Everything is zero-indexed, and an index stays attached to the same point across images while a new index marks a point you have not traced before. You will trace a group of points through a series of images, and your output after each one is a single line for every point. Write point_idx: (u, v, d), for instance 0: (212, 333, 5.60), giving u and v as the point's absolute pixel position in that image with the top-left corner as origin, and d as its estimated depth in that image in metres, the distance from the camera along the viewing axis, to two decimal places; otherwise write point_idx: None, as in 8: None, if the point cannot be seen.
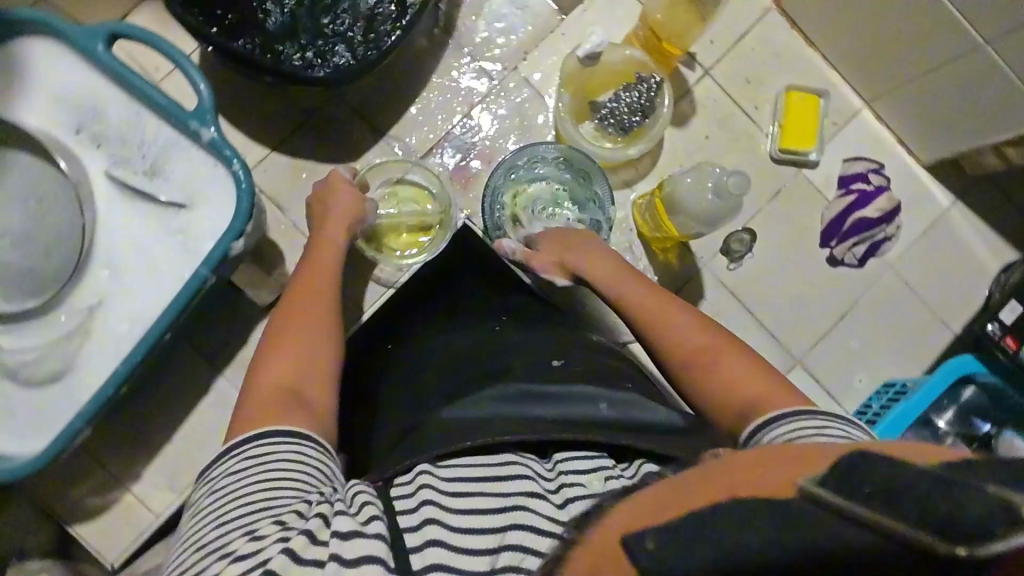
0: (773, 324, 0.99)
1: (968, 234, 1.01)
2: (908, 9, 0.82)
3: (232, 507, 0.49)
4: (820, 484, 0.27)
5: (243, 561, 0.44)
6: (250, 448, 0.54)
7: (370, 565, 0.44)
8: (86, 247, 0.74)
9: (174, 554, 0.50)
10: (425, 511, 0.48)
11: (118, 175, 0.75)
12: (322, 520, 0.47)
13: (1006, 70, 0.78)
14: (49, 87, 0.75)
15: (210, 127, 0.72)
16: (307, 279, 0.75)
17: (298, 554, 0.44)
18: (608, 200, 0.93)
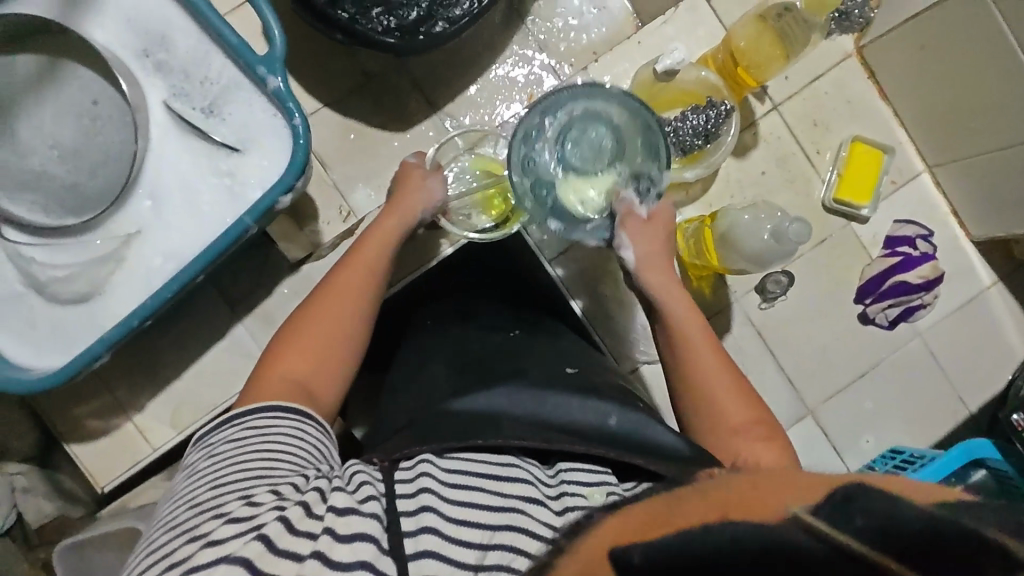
0: (793, 370, 0.98)
1: (1004, 315, 1.00)
2: (996, 79, 0.81)
3: (230, 473, 0.50)
4: (814, 511, 0.28)
5: (238, 523, 0.44)
6: (253, 421, 0.55)
7: (363, 543, 0.44)
8: (134, 173, 0.72)
9: (165, 517, 0.49)
10: (424, 498, 0.48)
11: (175, 106, 0.73)
12: (319, 494, 0.48)
13: None
14: (120, 6, 0.73)
15: (278, 77, 0.71)
16: (348, 266, 0.74)
17: (294, 523, 0.44)
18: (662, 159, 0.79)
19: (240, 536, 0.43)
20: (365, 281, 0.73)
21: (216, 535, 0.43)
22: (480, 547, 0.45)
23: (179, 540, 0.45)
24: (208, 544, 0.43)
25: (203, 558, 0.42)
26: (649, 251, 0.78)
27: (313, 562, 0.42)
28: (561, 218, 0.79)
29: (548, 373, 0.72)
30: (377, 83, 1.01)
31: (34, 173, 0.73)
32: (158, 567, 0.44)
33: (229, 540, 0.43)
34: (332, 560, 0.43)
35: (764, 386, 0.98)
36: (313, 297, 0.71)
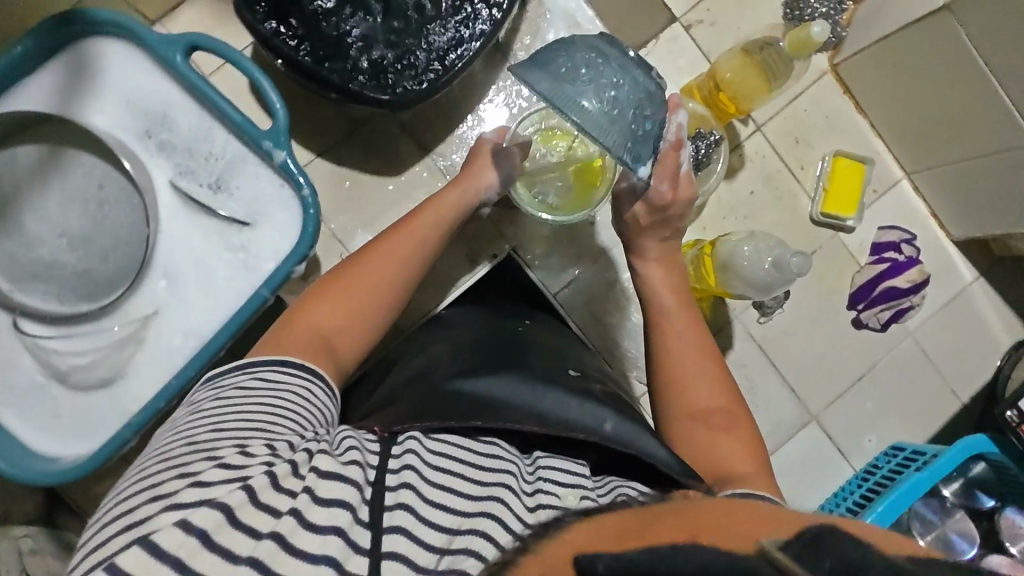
0: (794, 379, 1.02)
1: (986, 308, 1.05)
2: (961, 94, 0.86)
3: (231, 418, 0.50)
4: (780, 548, 0.30)
5: (227, 470, 0.44)
6: (266, 371, 0.55)
7: (340, 509, 0.43)
8: (148, 258, 0.73)
9: (161, 446, 0.49)
10: (405, 475, 0.47)
11: (181, 185, 0.74)
12: (308, 455, 0.47)
13: None
14: (118, 93, 0.73)
15: (284, 150, 0.72)
16: (400, 234, 0.74)
17: (279, 479, 0.44)
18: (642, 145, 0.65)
19: (226, 483, 0.43)
20: (407, 253, 0.73)
21: (204, 477, 0.43)
22: (451, 529, 0.44)
23: (169, 473, 0.45)
24: (195, 485, 0.43)
25: (188, 496, 0.42)
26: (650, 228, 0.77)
27: (289, 522, 0.42)
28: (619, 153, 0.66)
29: (552, 371, 0.70)
30: (365, 129, 1.02)
31: (44, 263, 0.72)
32: (144, 494, 0.44)
33: (217, 485, 0.43)
34: (307, 521, 0.42)
35: (768, 397, 1.01)
36: (338, 268, 0.71)
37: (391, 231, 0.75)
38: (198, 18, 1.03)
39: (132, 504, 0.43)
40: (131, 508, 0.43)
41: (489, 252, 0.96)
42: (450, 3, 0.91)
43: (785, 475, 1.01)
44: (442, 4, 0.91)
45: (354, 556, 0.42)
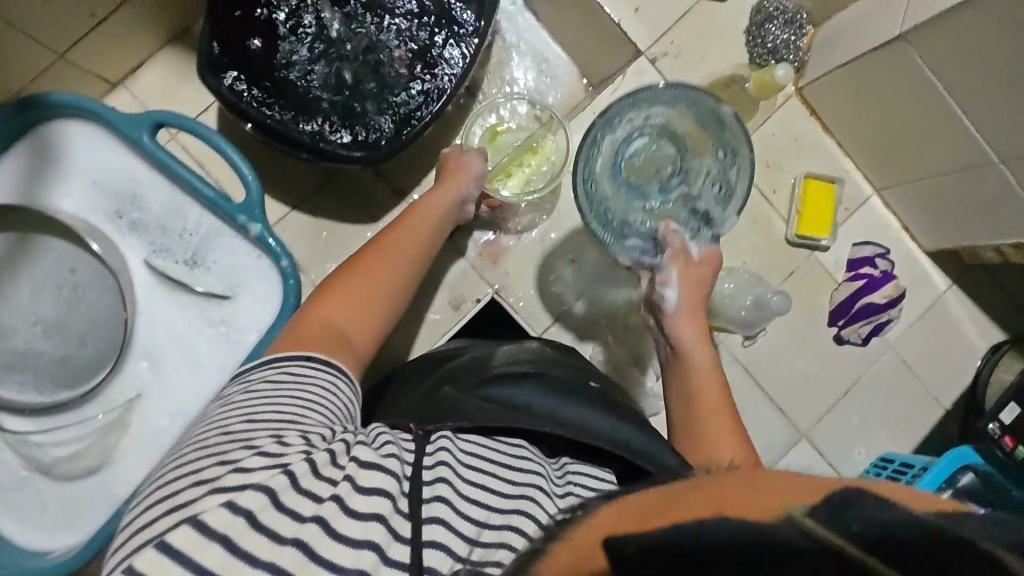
0: (780, 399, 1.05)
1: (961, 314, 1.07)
2: (921, 113, 0.87)
3: (263, 410, 0.50)
4: (810, 516, 0.27)
5: (266, 458, 0.45)
6: (295, 365, 0.57)
7: (381, 498, 0.45)
8: (127, 342, 0.72)
9: (197, 437, 0.50)
10: (440, 470, 0.49)
11: (156, 264, 0.73)
12: (344, 446, 0.48)
13: (1004, 172, 0.83)
14: (84, 177, 0.72)
15: (258, 223, 0.71)
16: (400, 233, 0.76)
17: (319, 467, 0.45)
18: (712, 205, 0.70)
19: (266, 469, 0.44)
20: (413, 252, 0.75)
21: (245, 463, 0.44)
22: (486, 521, 0.47)
23: (207, 461, 0.45)
24: (236, 470, 0.43)
25: (231, 481, 0.42)
26: (691, 288, 0.71)
27: (331, 507, 0.43)
28: (686, 198, 0.71)
29: (574, 380, 0.72)
30: (340, 178, 1.05)
31: (18, 353, 0.69)
32: (185, 480, 0.44)
33: (257, 471, 0.43)
34: (349, 507, 0.43)
35: (757, 419, 1.04)
36: (351, 263, 0.72)
37: (392, 225, 0.77)
38: (162, 77, 1.03)
39: (176, 489, 0.44)
40: (175, 492, 0.44)
41: (474, 296, 0.97)
42: (415, 54, 0.90)
43: None
44: (406, 54, 0.90)
45: (394, 543, 0.43)
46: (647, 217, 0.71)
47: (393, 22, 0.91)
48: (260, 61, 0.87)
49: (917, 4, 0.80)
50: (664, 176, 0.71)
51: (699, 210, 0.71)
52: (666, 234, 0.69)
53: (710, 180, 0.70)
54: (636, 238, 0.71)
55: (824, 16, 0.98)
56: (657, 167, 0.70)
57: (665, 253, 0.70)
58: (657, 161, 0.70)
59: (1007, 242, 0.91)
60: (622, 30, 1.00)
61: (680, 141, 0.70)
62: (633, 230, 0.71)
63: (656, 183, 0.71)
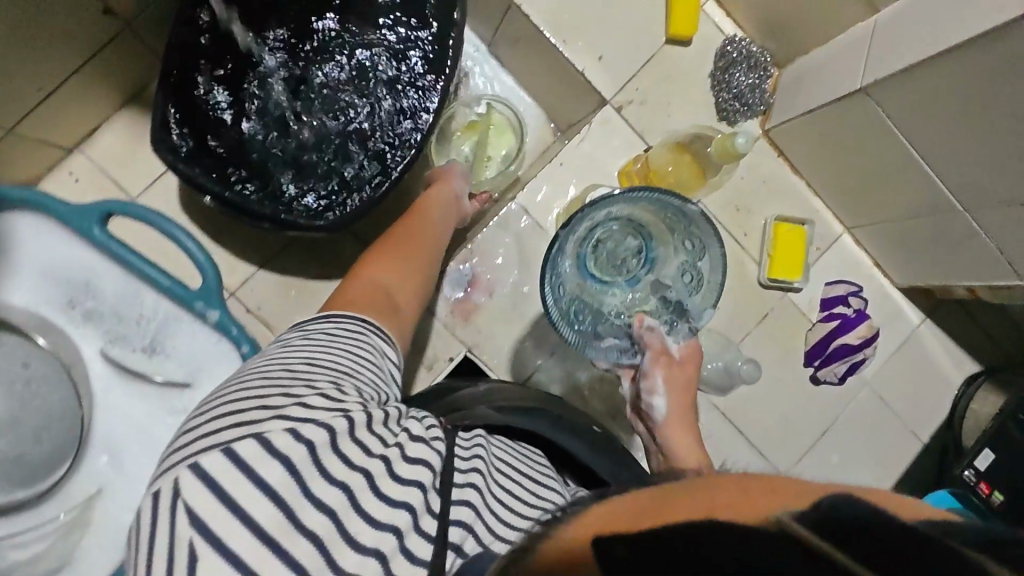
0: (760, 441, 1.04)
1: (936, 348, 1.07)
2: (882, 157, 0.87)
3: (325, 356, 0.54)
4: (799, 521, 0.27)
5: (330, 400, 0.48)
6: (352, 323, 0.61)
7: (423, 468, 0.49)
8: (85, 435, 0.70)
9: (258, 366, 0.53)
10: (475, 462, 0.54)
11: (113, 354, 0.72)
12: (395, 412, 0.52)
13: (960, 211, 0.84)
14: (35, 267, 0.71)
15: (217, 309, 0.70)
16: (423, 229, 0.83)
17: (373, 423, 0.49)
18: (680, 292, 0.76)
19: (328, 410, 0.47)
20: (433, 247, 0.82)
21: (309, 400, 0.47)
22: (504, 516, 0.51)
23: (271, 389, 0.48)
24: (300, 404, 0.47)
25: (296, 412, 0.46)
26: (673, 393, 0.78)
27: (378, 466, 0.47)
28: (653, 286, 0.77)
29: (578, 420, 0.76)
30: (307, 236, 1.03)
31: None
32: (250, 399, 0.47)
33: (320, 410, 0.47)
34: (395, 471, 0.47)
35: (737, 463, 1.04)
36: (385, 247, 0.78)
37: (409, 219, 0.84)
38: (118, 139, 1.00)
39: (241, 403, 0.47)
40: (239, 405, 0.47)
41: (447, 354, 0.96)
42: (377, 113, 0.89)
43: None
44: (368, 114, 0.89)
45: (425, 514, 0.47)
46: (625, 312, 0.78)
47: (354, 80, 0.90)
48: (217, 129, 0.86)
49: (876, 58, 0.80)
50: (630, 267, 0.78)
51: (667, 298, 0.77)
52: (641, 333, 0.76)
53: (681, 271, 0.76)
54: (613, 337, 0.77)
55: (788, 59, 0.98)
56: (623, 259, 0.77)
57: (646, 354, 0.77)
58: (621, 253, 0.77)
59: (981, 285, 0.90)
60: (586, 78, 0.99)
61: (648, 237, 0.77)
62: (611, 328, 0.77)
63: (622, 276, 0.78)
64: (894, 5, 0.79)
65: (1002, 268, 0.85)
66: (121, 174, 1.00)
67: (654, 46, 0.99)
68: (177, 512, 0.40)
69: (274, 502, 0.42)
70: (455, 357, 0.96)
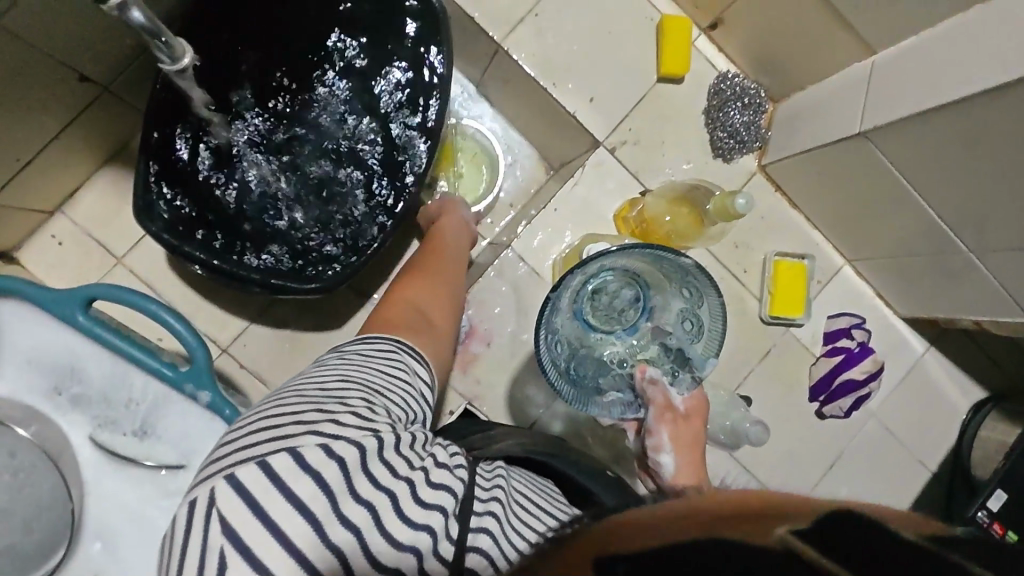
0: (767, 478, 1.03)
1: (941, 375, 1.06)
2: (875, 189, 0.86)
3: (359, 374, 0.52)
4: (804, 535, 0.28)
5: (360, 420, 0.46)
6: (385, 341, 0.59)
7: (446, 492, 0.46)
8: (76, 524, 0.68)
9: (293, 383, 0.52)
10: (496, 492, 0.49)
11: (102, 439, 0.70)
12: (425, 437, 0.50)
13: (955, 240, 0.82)
14: (19, 354, 0.69)
15: (208, 390, 0.70)
16: (431, 260, 0.81)
17: (401, 445, 0.46)
18: (682, 339, 0.74)
19: (358, 428, 0.45)
20: (450, 275, 0.80)
21: (342, 418, 0.46)
22: (530, 539, 0.47)
23: (306, 405, 0.47)
24: (333, 421, 0.45)
25: (328, 429, 0.44)
26: (683, 450, 0.73)
27: (403, 488, 0.45)
28: (654, 334, 0.75)
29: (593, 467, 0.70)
30: None
31: None
32: (284, 414, 0.46)
33: (351, 428, 0.45)
34: (419, 496, 0.45)
35: None
36: (400, 279, 0.77)
37: (422, 257, 0.82)
38: (101, 198, 0.98)
39: (276, 416, 0.46)
40: (275, 418, 0.46)
41: (447, 406, 0.94)
42: (366, 165, 0.88)
43: None
44: (358, 166, 0.88)
45: (445, 539, 0.44)
46: (627, 362, 0.76)
47: (340, 133, 0.88)
48: (203, 192, 0.84)
49: (875, 104, 0.78)
50: (628, 316, 0.76)
51: (669, 347, 0.75)
52: (645, 385, 0.72)
53: (681, 317, 0.74)
54: (616, 391, 0.75)
55: (782, 94, 0.97)
56: (621, 307, 0.75)
57: (650, 409, 0.73)
58: (619, 303, 0.75)
59: (984, 319, 0.88)
60: (577, 120, 0.98)
61: (644, 285, 0.75)
62: (613, 380, 0.75)
63: (621, 326, 0.76)
64: (890, 47, 0.78)
65: (1001, 302, 0.84)
66: (105, 234, 0.98)
67: (646, 85, 0.98)
68: (210, 521, 0.40)
69: (303, 517, 0.41)
70: (456, 410, 0.94)
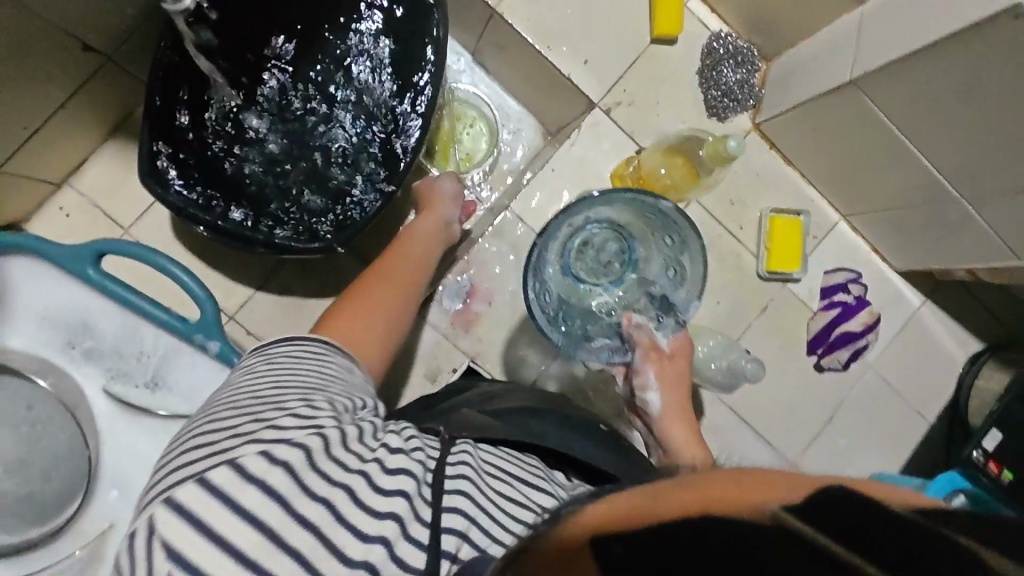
0: (767, 431, 1.04)
1: (938, 328, 1.07)
2: (869, 142, 0.87)
3: (289, 381, 0.52)
4: (797, 517, 0.28)
5: (299, 418, 0.45)
6: (318, 344, 0.59)
7: (404, 476, 0.45)
8: (93, 472, 0.71)
9: (225, 400, 0.51)
10: (462, 468, 0.48)
11: (115, 391, 0.72)
12: (370, 425, 0.50)
13: (950, 189, 0.83)
14: (33, 309, 0.71)
15: (217, 339, 0.72)
16: (390, 257, 0.81)
17: (349, 439, 0.46)
18: (667, 285, 0.75)
19: (300, 426, 0.45)
20: (408, 279, 0.78)
21: (281, 422, 0.45)
22: (502, 517, 0.46)
23: (243, 420, 0.46)
24: (273, 427, 0.44)
25: (269, 435, 0.43)
26: (672, 387, 0.76)
27: (359, 480, 0.43)
28: (641, 283, 0.75)
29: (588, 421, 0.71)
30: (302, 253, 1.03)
31: None
32: (221, 434, 0.45)
33: (292, 429, 0.44)
34: (377, 485, 0.44)
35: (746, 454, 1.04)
36: (359, 282, 0.76)
37: (386, 253, 0.81)
38: (106, 172, 1.00)
39: (214, 438, 0.45)
40: (213, 438, 0.44)
41: (450, 365, 0.96)
42: (367, 125, 0.90)
43: None
44: (359, 127, 0.90)
45: (415, 521, 0.44)
46: (614, 313, 0.76)
47: (338, 97, 0.90)
48: (208, 159, 0.86)
49: (864, 52, 0.80)
50: (614, 267, 0.76)
51: (656, 295, 0.75)
52: (630, 330, 0.74)
53: (665, 266, 0.75)
54: (603, 338, 0.76)
55: (774, 52, 0.98)
56: (607, 259, 0.76)
57: (636, 351, 0.75)
58: (604, 254, 0.76)
59: (977, 266, 0.90)
60: (572, 82, 0.99)
61: (629, 238, 0.76)
62: (602, 328, 0.76)
63: (607, 278, 0.76)
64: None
65: (997, 249, 0.85)
66: (111, 206, 1.00)
67: (640, 46, 0.99)
68: (153, 549, 0.38)
69: (255, 527, 0.39)
70: (461, 367, 0.97)
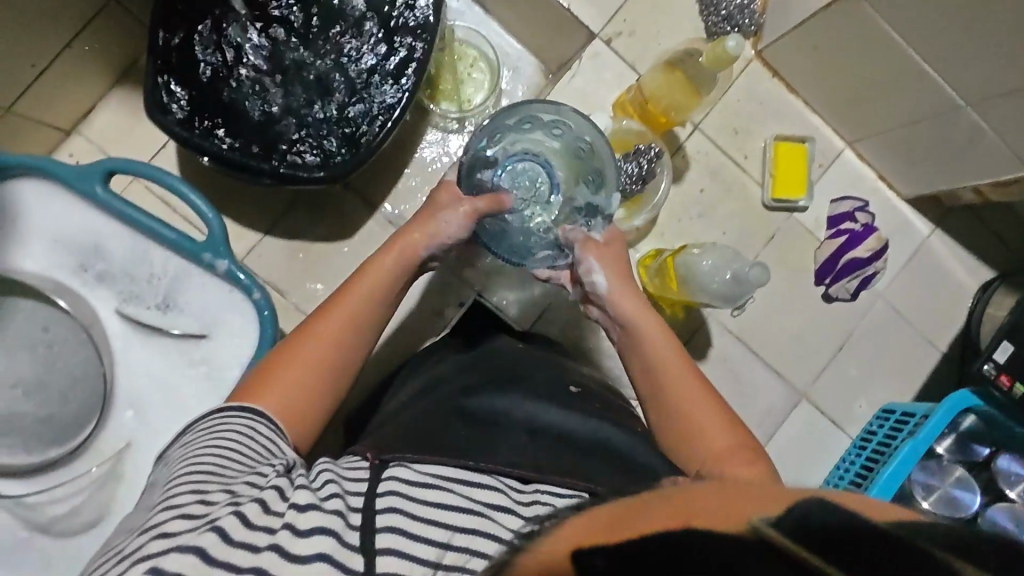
0: (777, 362, 1.04)
1: (948, 257, 1.06)
2: (877, 66, 0.87)
3: (186, 470, 0.47)
4: (784, 529, 0.24)
5: (188, 519, 0.42)
6: (206, 421, 0.53)
7: (322, 536, 0.41)
8: (107, 392, 0.76)
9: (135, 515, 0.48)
10: (388, 499, 0.44)
11: (128, 312, 0.78)
12: (278, 491, 0.45)
13: (967, 110, 0.82)
14: (48, 233, 0.76)
15: (224, 259, 0.77)
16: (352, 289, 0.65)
17: (249, 518, 0.42)
18: (591, 191, 0.80)
19: (191, 528, 0.41)
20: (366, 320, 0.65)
21: (167, 528, 0.41)
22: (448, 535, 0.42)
23: (132, 540, 0.42)
24: (159, 536, 0.41)
25: (153, 548, 0.40)
26: (616, 272, 0.72)
27: (269, 557, 0.40)
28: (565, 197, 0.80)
29: (556, 380, 0.71)
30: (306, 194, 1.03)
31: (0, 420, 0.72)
32: (110, 559, 0.42)
33: (181, 534, 0.40)
34: (289, 553, 0.40)
35: (756, 385, 1.03)
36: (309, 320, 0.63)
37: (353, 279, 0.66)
38: (113, 119, 1.01)
39: (106, 565, 0.41)
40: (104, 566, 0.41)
41: (456, 300, 0.97)
42: (370, 55, 0.90)
43: (781, 460, 1.03)
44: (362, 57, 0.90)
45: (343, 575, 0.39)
46: (550, 228, 0.78)
47: (342, 25, 0.90)
48: (214, 93, 0.87)
49: None
50: (536, 190, 0.80)
51: (584, 204, 0.79)
52: (567, 235, 0.75)
53: (584, 177, 0.81)
54: (544, 248, 0.78)
55: None
56: (530, 182, 0.80)
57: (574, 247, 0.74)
58: (526, 179, 0.80)
59: (984, 182, 0.90)
60: (572, 14, 1.00)
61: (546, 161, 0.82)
62: (542, 244, 0.78)
63: (532, 200, 0.80)
64: None
65: (1006, 162, 0.85)
66: (118, 151, 1.01)
67: None
68: None
69: None
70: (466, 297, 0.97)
